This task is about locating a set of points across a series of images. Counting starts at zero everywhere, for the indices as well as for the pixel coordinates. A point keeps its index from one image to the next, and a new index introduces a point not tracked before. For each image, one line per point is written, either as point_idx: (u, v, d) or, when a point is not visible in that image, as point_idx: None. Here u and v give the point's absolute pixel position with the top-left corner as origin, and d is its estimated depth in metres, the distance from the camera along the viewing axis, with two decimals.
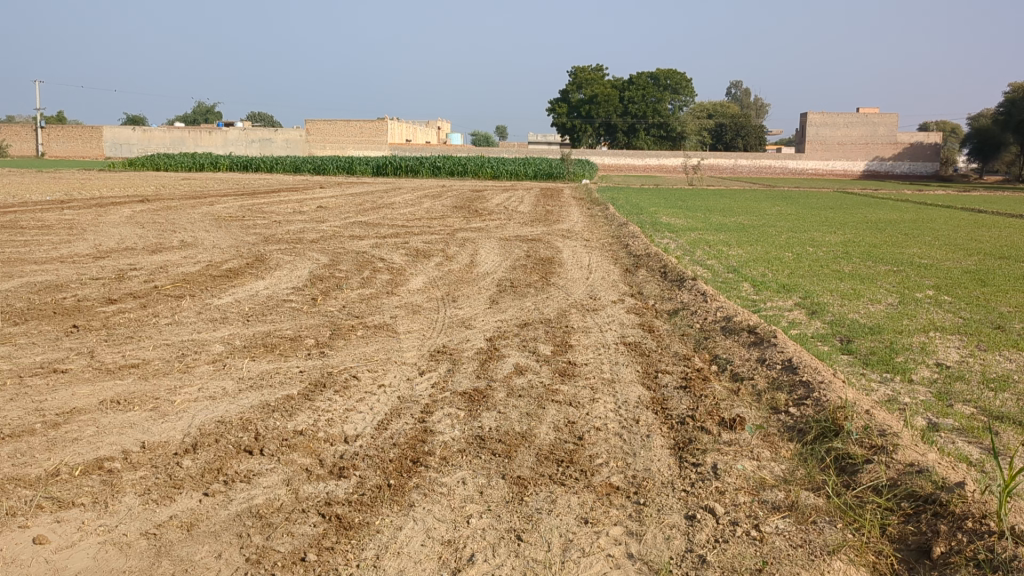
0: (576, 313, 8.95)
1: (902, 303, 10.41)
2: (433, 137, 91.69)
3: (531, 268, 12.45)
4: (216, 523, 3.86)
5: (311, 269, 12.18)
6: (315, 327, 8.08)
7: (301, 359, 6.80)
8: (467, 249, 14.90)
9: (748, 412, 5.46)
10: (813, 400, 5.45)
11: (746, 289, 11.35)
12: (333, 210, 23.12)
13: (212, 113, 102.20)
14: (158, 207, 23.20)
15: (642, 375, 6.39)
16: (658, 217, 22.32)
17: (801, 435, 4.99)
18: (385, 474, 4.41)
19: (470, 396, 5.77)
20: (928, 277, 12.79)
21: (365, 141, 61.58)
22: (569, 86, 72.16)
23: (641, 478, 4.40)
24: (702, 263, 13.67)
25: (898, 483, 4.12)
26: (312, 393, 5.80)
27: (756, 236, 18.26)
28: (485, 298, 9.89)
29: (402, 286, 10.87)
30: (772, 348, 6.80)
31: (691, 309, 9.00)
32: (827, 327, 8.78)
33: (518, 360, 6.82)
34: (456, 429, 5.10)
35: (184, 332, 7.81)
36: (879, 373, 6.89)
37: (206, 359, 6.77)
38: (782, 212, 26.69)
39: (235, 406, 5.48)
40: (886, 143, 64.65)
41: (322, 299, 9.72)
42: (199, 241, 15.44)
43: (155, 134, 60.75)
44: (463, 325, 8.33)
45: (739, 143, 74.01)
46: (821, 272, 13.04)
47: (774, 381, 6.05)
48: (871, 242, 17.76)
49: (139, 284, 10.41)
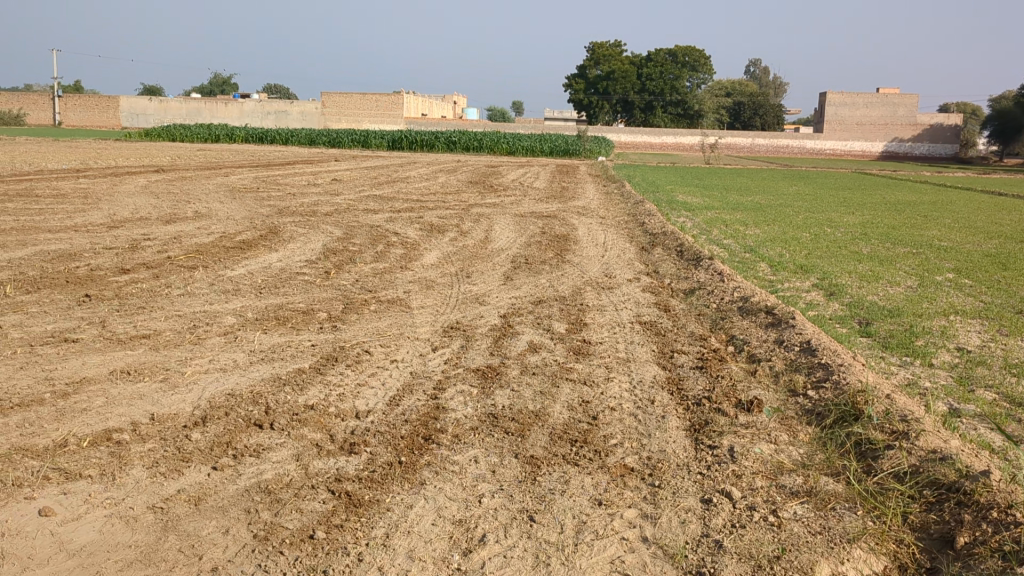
0: (591, 291, 8.86)
1: (921, 286, 10.27)
2: (449, 111, 91.37)
3: (546, 245, 12.34)
4: (224, 498, 3.80)
5: (325, 242, 12.11)
6: (328, 301, 8.02)
7: (313, 332, 6.74)
8: (482, 224, 14.80)
9: (766, 394, 5.36)
10: (832, 383, 5.35)
11: (763, 269, 11.23)
12: (348, 183, 23.04)
13: (229, 85, 102.08)
14: (173, 177, 23.20)
15: (658, 354, 6.30)
16: (674, 196, 22.16)
17: (820, 419, 4.90)
18: (397, 451, 4.35)
19: (483, 373, 5.70)
20: (948, 260, 12.62)
21: (381, 114, 61.40)
22: (586, 62, 71.67)
23: (656, 459, 4.33)
24: (719, 242, 13.52)
25: (921, 471, 4.03)
26: (324, 368, 5.74)
27: (774, 216, 18.08)
28: (499, 274, 9.81)
29: (416, 260, 10.80)
30: (790, 330, 6.69)
31: (707, 288, 8.90)
32: (845, 309, 8.66)
33: (532, 337, 6.74)
34: (469, 407, 5.03)
35: (197, 303, 7.76)
36: (898, 356, 6.78)
37: (217, 331, 6.72)
38: (800, 191, 26.49)
39: (246, 380, 5.43)
40: (906, 124, 64.00)
41: (336, 272, 9.66)
42: (213, 212, 15.39)
43: (172, 105, 60.75)
44: (477, 301, 8.26)
45: (757, 122, 73.44)
46: (840, 253, 12.89)
47: (793, 363, 5.95)
48: (889, 224, 17.56)
49: (152, 254, 10.37)
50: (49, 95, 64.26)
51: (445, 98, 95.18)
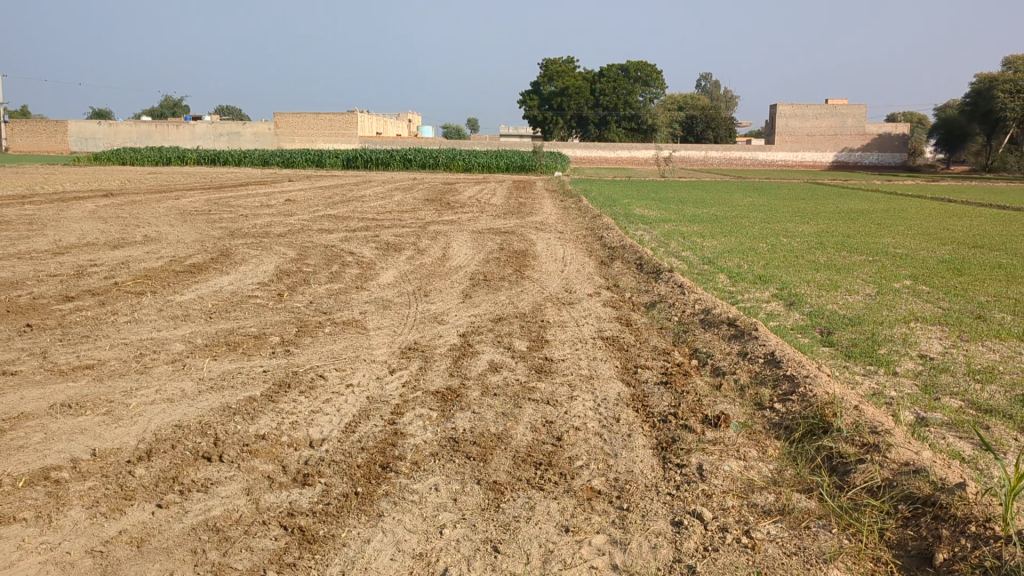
0: (552, 307, 8.73)
1: (881, 294, 10.25)
2: (404, 129, 91.19)
3: (505, 261, 12.20)
4: (169, 538, 3.58)
5: (277, 264, 11.86)
6: (281, 324, 7.79)
7: (265, 358, 6.51)
8: (439, 242, 14.62)
9: (732, 409, 5.23)
10: (800, 395, 5.24)
11: (723, 280, 11.18)
12: (302, 203, 22.75)
13: (180, 107, 100.95)
14: (122, 201, 22.78)
15: (622, 370, 6.16)
16: (631, 209, 22.15)
17: (789, 432, 4.78)
18: (353, 481, 4.15)
19: (442, 395, 5.51)
20: (905, 267, 12.65)
21: (335, 134, 60.97)
22: (539, 78, 71.89)
23: (624, 480, 4.17)
24: (678, 255, 13.46)
25: (894, 485, 3.91)
26: (276, 395, 5.52)
27: (730, 228, 18.09)
28: (458, 292, 9.64)
29: (372, 280, 10.60)
30: (754, 342, 6.59)
31: (668, 301, 8.81)
32: (806, 319, 8.60)
33: (493, 356, 6.57)
34: (428, 431, 4.84)
35: (144, 330, 7.50)
36: (863, 365, 6.71)
37: (164, 359, 6.48)
38: (755, 202, 26.61)
39: (194, 409, 5.20)
40: (855, 134, 64.93)
41: (289, 295, 9.42)
42: (162, 236, 15.05)
43: (122, 129, 59.98)
44: (436, 320, 8.07)
45: (710, 135, 74.10)
46: (798, 263, 12.89)
47: (758, 376, 5.84)
48: (845, 232, 17.66)
49: (99, 280, 10.08)
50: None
51: (399, 117, 94.94)
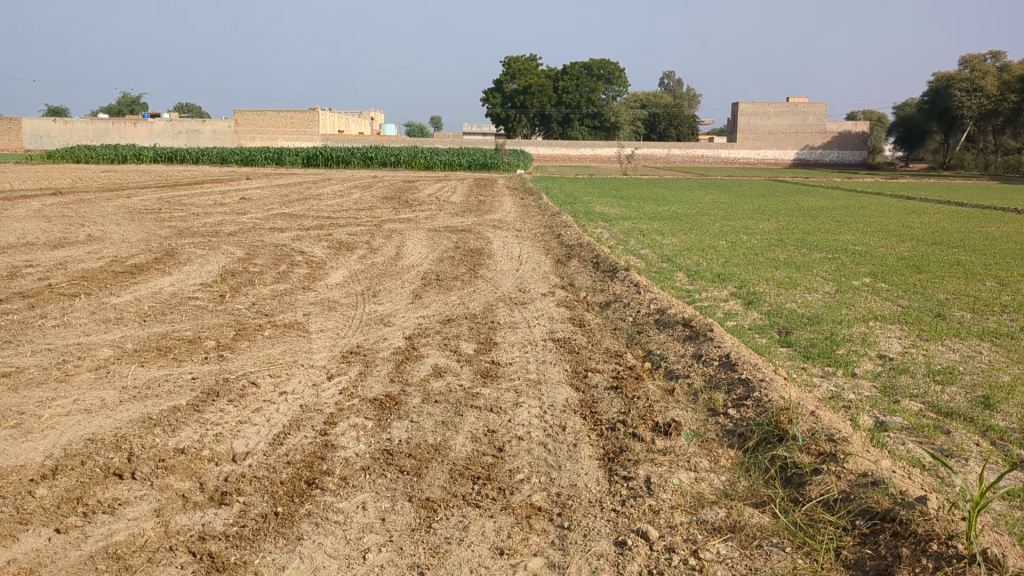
0: (504, 307, 8.45)
1: (839, 292, 10.08)
2: (366, 128, 90.49)
3: (459, 260, 11.90)
4: (61, 568, 3.25)
5: (223, 263, 11.47)
6: (218, 327, 7.43)
7: (197, 364, 6.17)
8: (394, 240, 14.29)
9: (684, 415, 4.98)
10: (754, 400, 5.00)
11: (681, 279, 10.97)
12: (257, 202, 22.24)
13: (137, 105, 99.28)
14: (71, 200, 22.14)
15: (571, 374, 5.89)
16: (592, 207, 21.92)
17: (742, 440, 4.53)
18: (274, 500, 3.84)
19: (380, 403, 5.21)
20: (865, 264, 12.51)
21: (295, 131, 60.23)
22: (502, 76, 71.51)
23: (566, 496, 3.90)
24: (637, 253, 13.23)
25: (852, 497, 3.67)
26: (202, 405, 5.18)
27: (690, 225, 17.93)
28: (408, 292, 9.34)
29: (320, 280, 10.25)
30: (709, 343, 6.35)
31: (623, 301, 8.57)
32: (764, 318, 8.38)
33: (437, 360, 6.27)
34: (361, 443, 4.53)
35: (71, 335, 7.11)
36: (821, 366, 6.49)
37: (88, 366, 6.10)
38: (716, 200, 26.52)
39: (111, 422, 4.84)
40: (816, 132, 65.33)
41: (231, 296, 9.05)
42: (107, 235, 14.57)
43: (78, 126, 58.94)
44: (382, 322, 7.76)
45: (672, 133, 74.29)
46: (756, 261, 12.72)
47: (713, 379, 5.60)
48: (805, 230, 17.56)
49: (32, 282, 9.63)
50: None
51: (362, 115, 94.09)
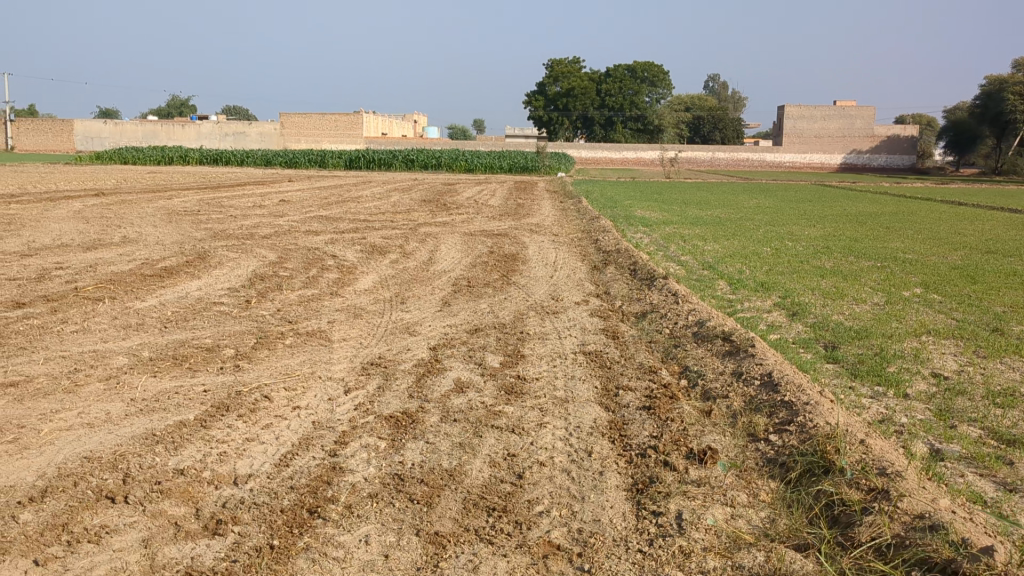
0: (535, 316, 8.12)
1: (888, 303, 9.62)
2: (409, 130, 90.64)
3: (492, 266, 11.58)
4: None
5: (254, 267, 11.26)
6: (239, 335, 7.19)
7: (211, 374, 5.91)
8: (428, 245, 14.03)
9: (721, 441, 4.61)
10: (798, 426, 4.63)
11: (722, 287, 10.57)
12: (295, 204, 22.11)
13: (185, 106, 100.38)
14: (111, 201, 22.18)
15: (601, 392, 5.54)
16: (632, 211, 21.50)
17: (784, 471, 4.16)
18: (271, 531, 3.56)
19: (396, 421, 4.90)
20: (915, 274, 12.01)
21: (338, 134, 60.51)
22: (545, 78, 71.24)
23: (589, 533, 3.57)
24: (677, 259, 12.85)
25: (907, 544, 3.31)
26: (209, 420, 4.91)
27: (734, 230, 17.49)
28: (437, 299, 9.04)
29: (349, 285, 9.99)
30: (750, 360, 5.97)
31: (660, 311, 8.19)
32: (809, 331, 7.96)
33: (460, 374, 5.96)
34: (372, 466, 4.23)
35: (87, 342, 6.90)
36: (870, 386, 6.08)
37: (99, 375, 5.86)
38: (760, 204, 26.03)
39: (111, 438, 4.59)
40: (864, 136, 64.11)
41: (257, 301, 8.84)
42: (142, 237, 14.46)
43: (127, 127, 59.56)
44: (407, 331, 7.47)
45: (717, 137, 73.54)
46: (801, 269, 12.26)
47: (754, 401, 5.22)
48: (852, 236, 17.02)
49: (57, 285, 9.48)
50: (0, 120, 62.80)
51: (404, 118, 94.24)
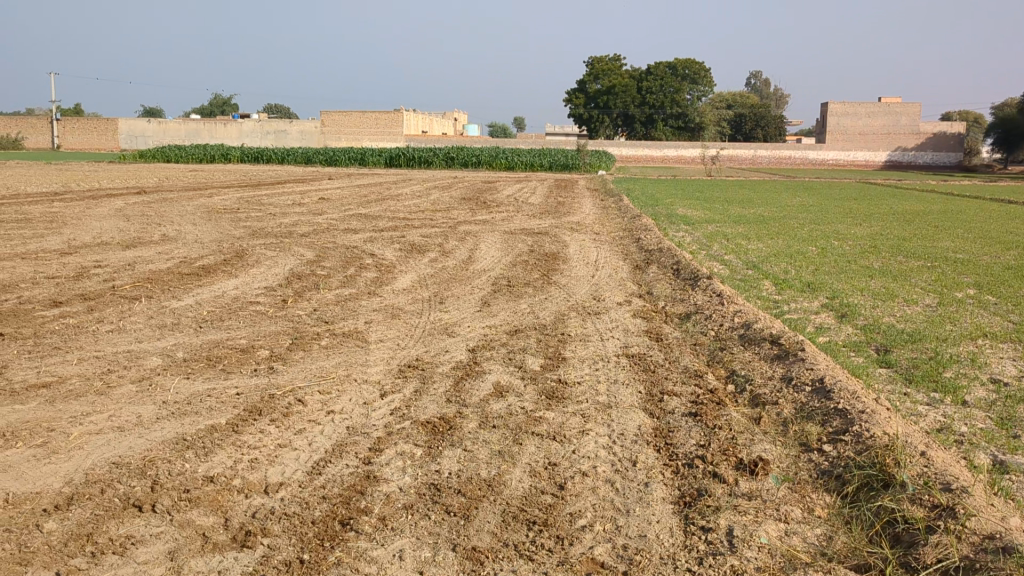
0: (576, 317, 7.93)
1: (941, 305, 9.31)
2: (450, 129, 90.78)
3: (532, 265, 11.43)
4: None
5: (291, 266, 11.19)
6: (274, 335, 7.09)
7: (245, 376, 5.79)
8: (467, 243, 13.88)
9: (773, 451, 4.39)
10: (853, 435, 4.39)
11: (768, 288, 10.30)
12: (334, 202, 22.09)
13: (228, 106, 101.38)
14: (153, 199, 22.31)
15: (644, 398, 5.33)
16: (674, 209, 21.23)
17: (840, 484, 3.94)
18: (302, 544, 3.41)
19: (432, 427, 4.75)
20: (967, 274, 11.64)
21: (379, 132, 60.88)
22: (585, 76, 71.09)
23: (635, 550, 3.38)
24: (721, 259, 12.59)
25: (978, 568, 3.08)
26: (241, 425, 4.78)
27: (779, 229, 17.14)
28: (476, 299, 8.88)
29: (386, 285, 9.87)
30: (800, 365, 5.73)
31: (705, 312, 7.96)
32: (860, 334, 7.69)
33: (499, 377, 5.79)
34: (407, 475, 4.07)
35: (122, 342, 6.83)
36: (926, 392, 5.82)
37: (132, 376, 5.78)
38: (804, 202, 25.58)
39: (142, 442, 4.48)
40: (909, 133, 63.03)
41: (293, 301, 8.75)
42: (182, 235, 14.49)
43: (171, 126, 60.17)
44: (446, 332, 7.32)
45: (759, 134, 72.79)
46: (849, 268, 11.95)
47: (806, 408, 4.98)
48: (901, 235, 16.62)
49: (96, 284, 9.47)
50: (48, 119, 63.82)
51: (444, 117, 94.32)
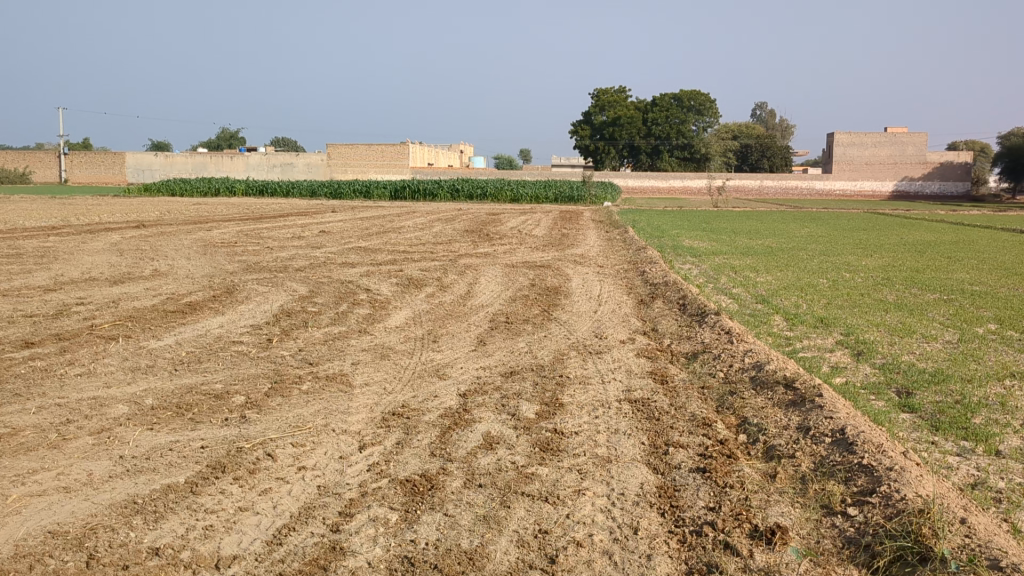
0: (575, 357, 7.47)
1: (962, 341, 8.81)
2: (456, 160, 90.88)
3: (533, 300, 11.00)
4: None
5: (282, 302, 10.74)
6: (252, 379, 6.64)
7: (213, 427, 5.33)
8: (466, 277, 13.45)
9: (792, 515, 3.91)
10: (882, 497, 3.91)
11: (778, 323, 9.83)
12: (335, 235, 21.70)
13: (235, 139, 101.75)
14: (150, 233, 21.86)
15: (648, 451, 4.85)
16: (679, 240, 20.79)
17: (870, 557, 3.46)
18: None
19: (412, 486, 4.28)
20: (986, 308, 11.16)
21: (385, 164, 60.81)
22: (591, 108, 71.03)
23: None
24: (728, 292, 12.15)
25: None
26: (200, 485, 4.32)
27: (788, 261, 16.69)
28: (471, 338, 8.42)
29: (379, 322, 9.43)
30: (817, 412, 5.25)
31: (713, 351, 7.49)
32: (878, 374, 7.20)
33: (490, 427, 5.31)
34: (378, 547, 3.60)
35: (89, 387, 6.37)
36: (956, 441, 5.33)
37: (91, 428, 5.31)
38: (812, 233, 25.13)
39: (87, 506, 4.02)
40: (916, 163, 62.64)
41: (279, 340, 8.29)
42: (173, 270, 14.06)
43: (178, 159, 59.85)
44: (437, 375, 6.84)
45: (765, 164, 72.59)
46: (863, 302, 11.47)
47: (826, 464, 4.50)
48: (913, 266, 16.14)
49: (74, 323, 9.02)
50: (56, 153, 63.77)
51: (449, 148, 94.15)
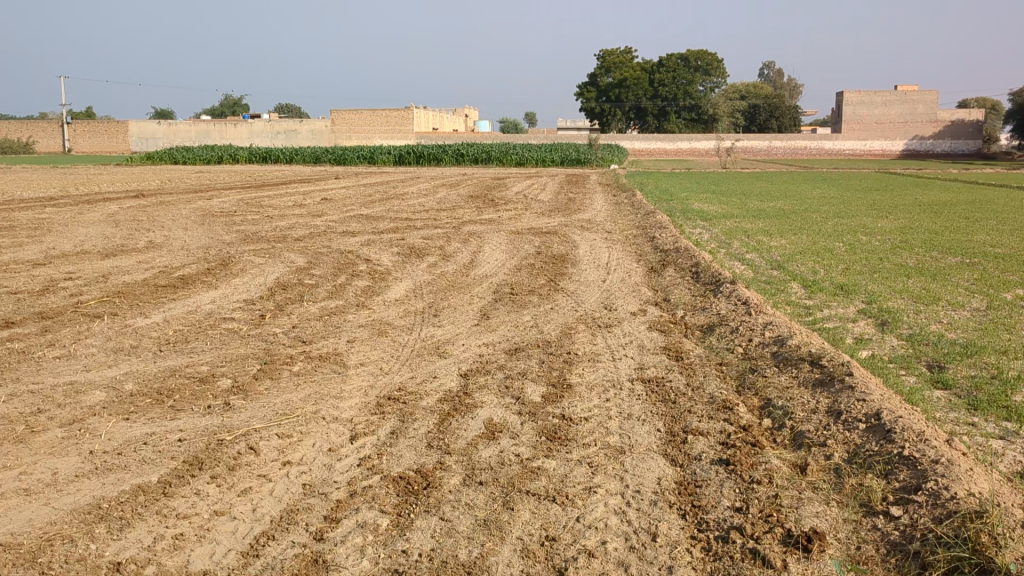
0: (584, 331, 7.04)
1: (991, 309, 8.35)
2: (461, 125, 90.08)
3: (539, 268, 10.57)
4: None
5: (278, 275, 10.32)
6: (241, 360, 6.24)
7: (195, 416, 4.94)
8: (470, 245, 13.01)
9: (827, 516, 3.50)
10: (929, 496, 3.50)
11: (796, 291, 9.38)
12: (337, 203, 21.25)
13: (238, 105, 101.13)
14: (150, 203, 21.44)
15: (664, 439, 4.44)
16: (689, 204, 20.29)
17: (920, 569, 3.07)
18: None
19: (406, 484, 3.88)
20: (1012, 272, 10.66)
21: (389, 129, 60.18)
22: (596, 70, 70.21)
23: None
24: (742, 258, 11.69)
25: None
26: (174, 485, 3.92)
27: (801, 224, 16.20)
28: (474, 311, 7.99)
29: (377, 295, 9.02)
30: (848, 393, 4.83)
31: (730, 323, 7.07)
32: (906, 347, 6.76)
33: (492, 413, 4.90)
34: (365, 560, 3.21)
35: (66, 371, 5.98)
36: (999, 423, 4.90)
37: (62, 418, 4.93)
38: (823, 194, 24.57)
39: (45, 512, 3.64)
40: (927, 121, 61.69)
41: (272, 316, 7.88)
42: (168, 242, 13.65)
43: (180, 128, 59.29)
44: (438, 353, 6.43)
45: (774, 124, 71.69)
46: (883, 267, 11.00)
47: (861, 454, 4.10)
48: (931, 228, 15.64)
49: (59, 300, 8.62)
50: (58, 123, 63.17)
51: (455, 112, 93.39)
